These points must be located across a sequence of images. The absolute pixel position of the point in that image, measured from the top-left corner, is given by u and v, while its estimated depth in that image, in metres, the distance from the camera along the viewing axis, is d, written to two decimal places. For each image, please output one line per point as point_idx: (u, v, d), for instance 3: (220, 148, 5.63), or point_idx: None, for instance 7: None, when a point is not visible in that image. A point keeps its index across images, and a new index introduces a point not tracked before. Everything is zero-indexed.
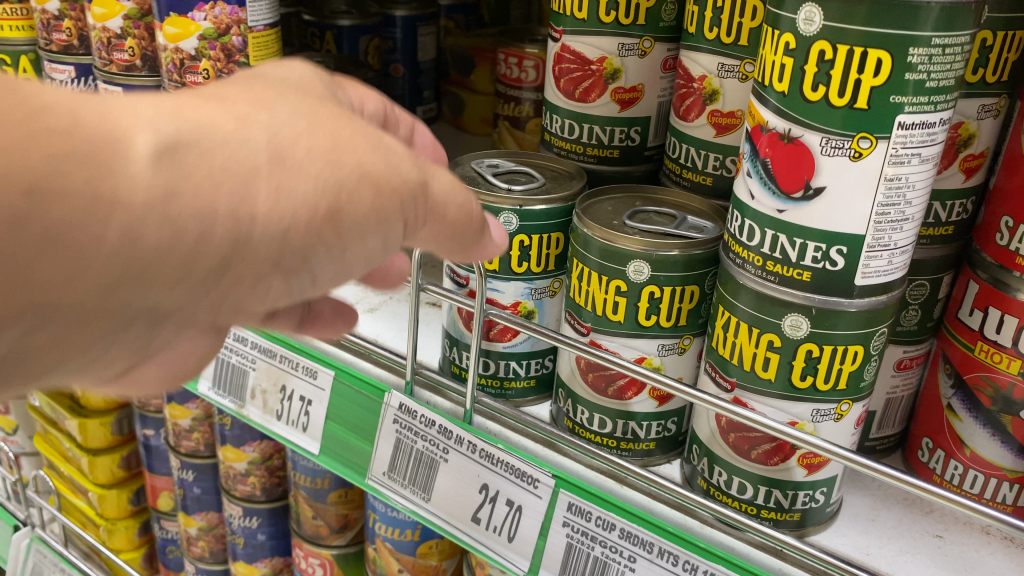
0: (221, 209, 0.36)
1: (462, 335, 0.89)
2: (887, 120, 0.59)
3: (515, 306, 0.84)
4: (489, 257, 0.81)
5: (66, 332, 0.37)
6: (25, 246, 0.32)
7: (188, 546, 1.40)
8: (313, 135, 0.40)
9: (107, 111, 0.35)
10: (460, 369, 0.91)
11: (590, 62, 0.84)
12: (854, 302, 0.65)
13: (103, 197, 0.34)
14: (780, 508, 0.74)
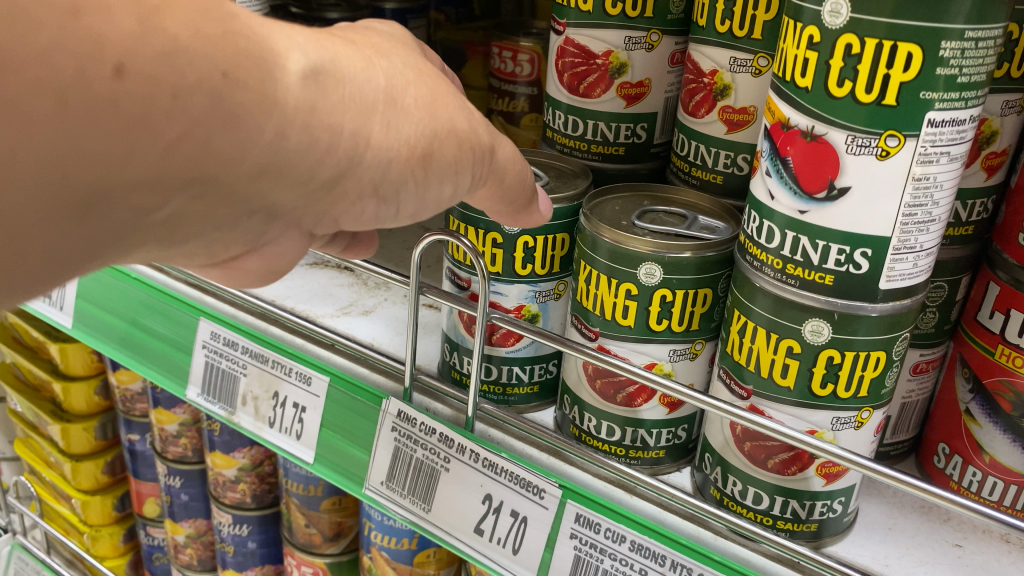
0: (346, 131, 0.46)
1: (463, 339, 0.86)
2: (917, 117, 0.56)
3: (519, 309, 0.80)
4: (492, 259, 0.78)
5: (212, 212, 0.45)
6: (210, 125, 0.40)
7: (175, 554, 1.36)
8: (422, 87, 0.50)
9: (265, 29, 0.43)
10: (461, 374, 0.88)
11: (595, 56, 0.81)
12: (876, 306, 0.62)
13: (267, 96, 0.42)
14: (797, 519, 0.71)
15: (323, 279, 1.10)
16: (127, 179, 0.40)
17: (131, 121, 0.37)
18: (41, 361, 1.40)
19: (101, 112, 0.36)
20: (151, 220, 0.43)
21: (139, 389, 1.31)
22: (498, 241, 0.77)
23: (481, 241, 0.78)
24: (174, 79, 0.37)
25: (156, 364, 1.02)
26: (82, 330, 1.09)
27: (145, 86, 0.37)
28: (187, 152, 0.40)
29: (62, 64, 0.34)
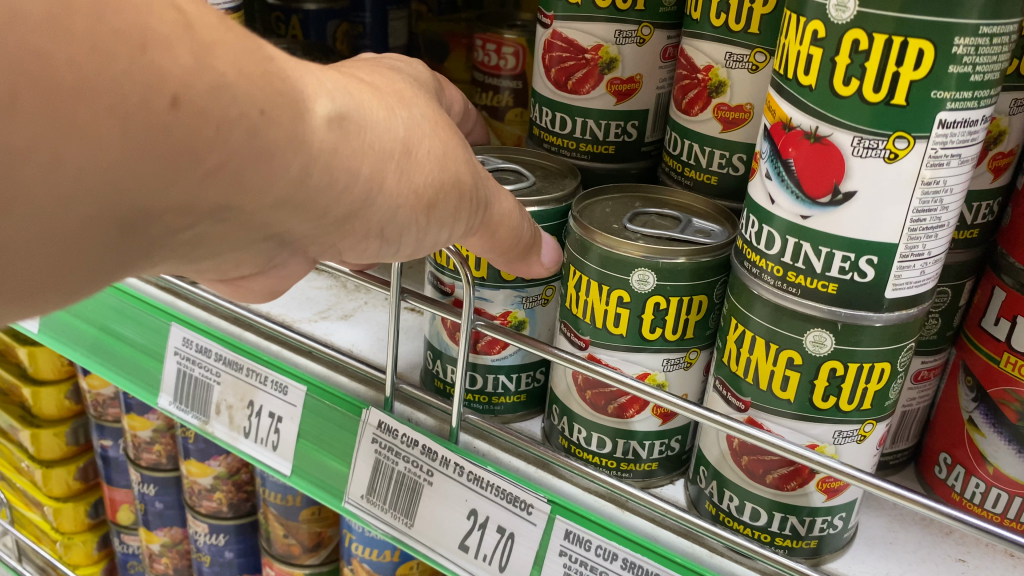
0: (362, 176, 0.47)
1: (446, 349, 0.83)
2: (927, 117, 0.53)
3: (506, 316, 0.77)
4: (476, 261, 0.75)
5: (229, 235, 0.46)
6: (242, 156, 0.41)
7: (150, 563, 1.32)
8: (438, 140, 0.51)
9: (296, 70, 0.44)
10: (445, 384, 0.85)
11: (584, 50, 0.77)
12: (882, 316, 0.59)
13: (296, 134, 0.43)
14: (796, 535, 0.68)
15: (301, 281, 1.06)
16: (178, 198, 0.41)
17: (177, 149, 0.38)
18: (10, 364, 1.35)
19: (152, 137, 0.37)
20: (177, 239, 0.44)
21: (111, 393, 1.27)
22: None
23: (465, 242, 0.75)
24: (218, 112, 0.39)
25: (126, 371, 0.98)
26: (50, 335, 1.04)
27: (195, 120, 0.38)
28: (222, 181, 0.41)
29: (129, 91, 0.35)
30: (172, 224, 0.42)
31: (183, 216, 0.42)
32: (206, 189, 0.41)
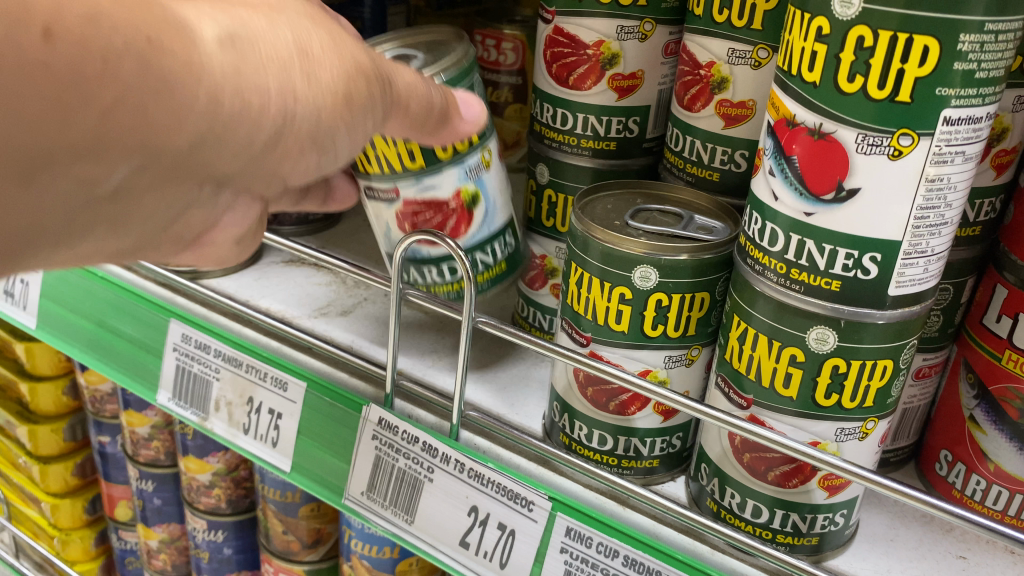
0: (272, 90, 0.47)
1: (411, 250, 0.77)
2: (932, 114, 0.52)
3: (458, 195, 0.74)
4: (411, 152, 0.71)
5: (159, 180, 0.47)
6: (141, 91, 0.41)
7: (149, 559, 1.32)
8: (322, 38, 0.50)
9: (175, 6, 0.45)
10: (426, 289, 0.78)
11: (585, 46, 0.77)
12: (884, 313, 0.59)
13: (191, 63, 0.43)
14: (798, 532, 0.68)
15: (300, 277, 1.05)
16: (107, 138, 0.41)
17: (63, 82, 0.37)
18: (7, 360, 1.34)
19: (33, 72, 0.36)
20: (100, 194, 0.45)
21: (108, 389, 1.26)
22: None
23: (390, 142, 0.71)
24: (100, 42, 0.38)
25: (125, 368, 0.98)
26: (48, 331, 1.04)
27: (75, 49, 0.37)
28: (125, 118, 0.41)
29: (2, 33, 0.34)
30: (103, 175, 0.43)
31: (105, 163, 0.43)
32: (119, 135, 0.41)
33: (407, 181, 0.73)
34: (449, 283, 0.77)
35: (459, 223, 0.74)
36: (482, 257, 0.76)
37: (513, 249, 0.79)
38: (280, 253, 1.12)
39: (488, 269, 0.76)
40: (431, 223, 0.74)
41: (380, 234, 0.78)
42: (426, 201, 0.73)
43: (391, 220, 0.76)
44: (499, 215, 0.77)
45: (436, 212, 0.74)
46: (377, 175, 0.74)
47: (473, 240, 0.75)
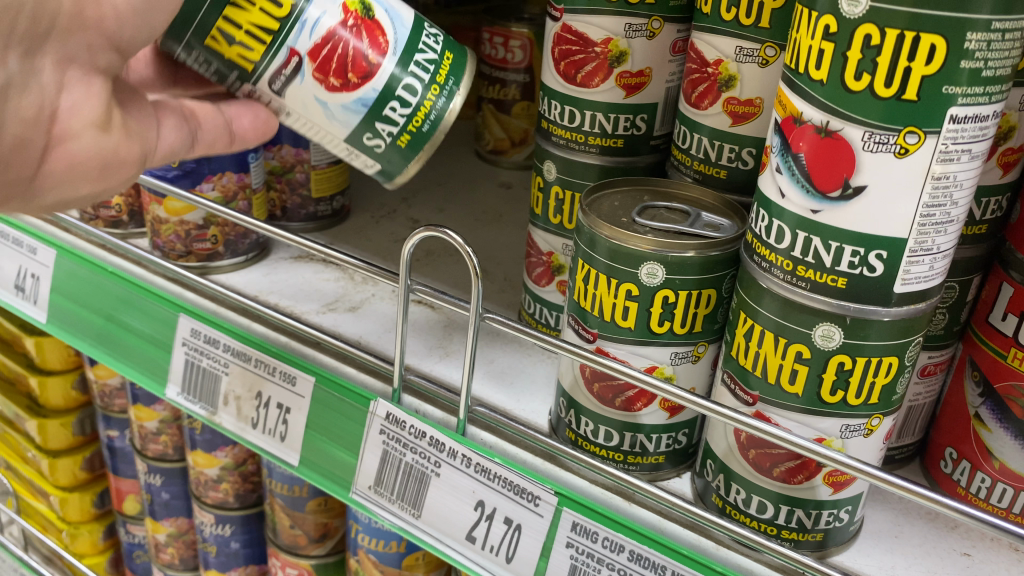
0: None
1: (354, 103, 0.70)
2: (939, 112, 0.53)
3: (347, 9, 0.68)
4: (272, 2, 0.66)
5: None
6: None
7: (156, 553, 1.33)
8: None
9: None
10: (395, 135, 0.72)
11: (593, 44, 0.77)
12: (890, 310, 0.59)
13: None
14: (802, 528, 0.69)
15: (308, 273, 1.06)
16: None
17: None
18: (17, 354, 1.35)
19: None
20: None
21: (117, 384, 1.27)
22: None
23: (241, 8, 0.67)
24: None
25: (134, 362, 0.99)
26: (58, 325, 1.04)
27: None
28: None
29: None
30: (82, 120, 0.63)
31: (91, 113, 0.64)
32: (86, 76, 0.62)
33: (296, 34, 0.68)
34: (411, 118, 0.72)
35: (371, 33, 0.69)
36: (416, 59, 0.71)
37: (445, 38, 0.74)
38: (289, 249, 1.12)
39: (433, 75, 0.72)
40: (347, 57, 0.69)
41: (321, 118, 0.72)
42: (324, 36, 0.68)
43: (315, 90, 0.70)
44: (403, 9, 0.71)
45: (339, 41, 0.68)
46: (265, 55, 0.69)
47: (396, 43, 0.70)
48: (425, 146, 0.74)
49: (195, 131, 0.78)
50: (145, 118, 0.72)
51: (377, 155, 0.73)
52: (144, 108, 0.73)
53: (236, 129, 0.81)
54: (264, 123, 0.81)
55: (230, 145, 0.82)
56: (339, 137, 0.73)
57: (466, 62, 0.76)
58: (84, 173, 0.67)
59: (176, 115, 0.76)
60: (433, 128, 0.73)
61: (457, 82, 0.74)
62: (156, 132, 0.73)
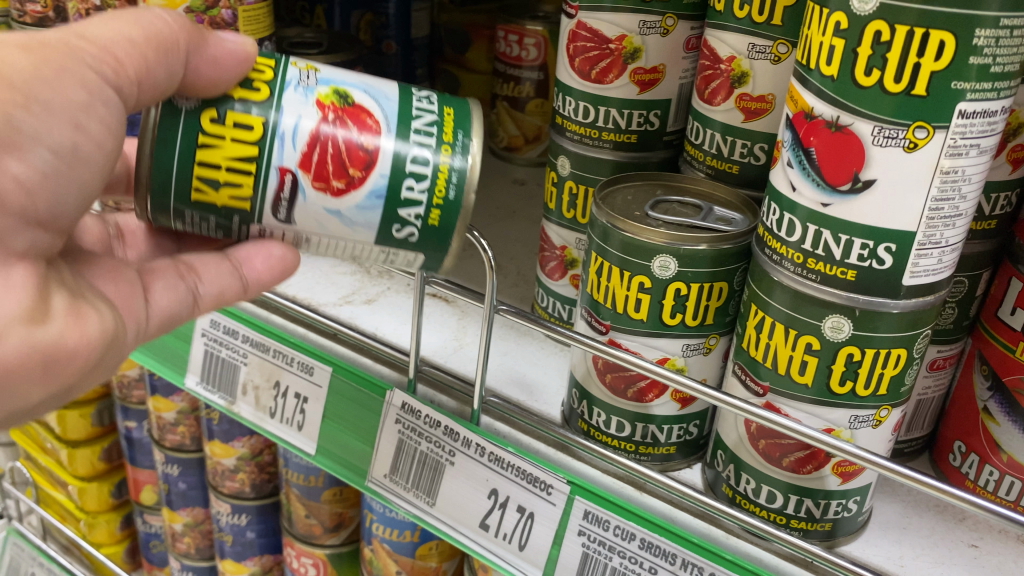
0: None
1: (367, 200, 0.62)
2: (947, 107, 0.54)
3: (323, 106, 0.61)
4: (241, 127, 0.60)
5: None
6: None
7: (173, 542, 1.35)
8: (99, 19, 0.57)
9: None
10: (426, 216, 0.63)
11: (608, 40, 0.79)
12: (899, 303, 0.60)
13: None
14: (811, 518, 0.70)
15: (325, 266, 1.07)
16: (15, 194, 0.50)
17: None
18: None
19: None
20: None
21: (136, 375, 1.29)
22: (214, 119, 0.60)
23: (212, 144, 0.60)
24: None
25: (155, 353, 1.02)
26: None
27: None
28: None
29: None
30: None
31: (10, 309, 0.49)
32: (0, 266, 0.49)
33: (278, 150, 0.60)
34: (433, 188, 0.62)
35: (356, 118, 0.61)
36: (415, 125, 0.62)
37: (439, 96, 0.65)
38: None
39: (440, 134, 0.62)
40: (340, 151, 0.61)
41: (343, 231, 0.63)
42: (310, 139, 0.61)
43: (322, 202, 0.62)
44: (385, 88, 0.64)
45: (327, 140, 0.61)
46: (258, 188, 0.61)
47: (388, 120, 0.62)
48: (462, 215, 0.63)
49: (197, 288, 0.65)
50: (132, 287, 0.61)
51: (417, 244, 0.64)
52: (127, 274, 0.62)
53: (251, 279, 0.66)
54: (281, 262, 0.65)
55: (244, 296, 0.68)
56: (369, 242, 0.64)
57: (472, 107, 0.66)
58: (24, 380, 0.51)
59: (168, 278, 0.64)
60: (461, 190, 0.62)
61: (468, 132, 0.63)
62: (143, 301, 0.62)
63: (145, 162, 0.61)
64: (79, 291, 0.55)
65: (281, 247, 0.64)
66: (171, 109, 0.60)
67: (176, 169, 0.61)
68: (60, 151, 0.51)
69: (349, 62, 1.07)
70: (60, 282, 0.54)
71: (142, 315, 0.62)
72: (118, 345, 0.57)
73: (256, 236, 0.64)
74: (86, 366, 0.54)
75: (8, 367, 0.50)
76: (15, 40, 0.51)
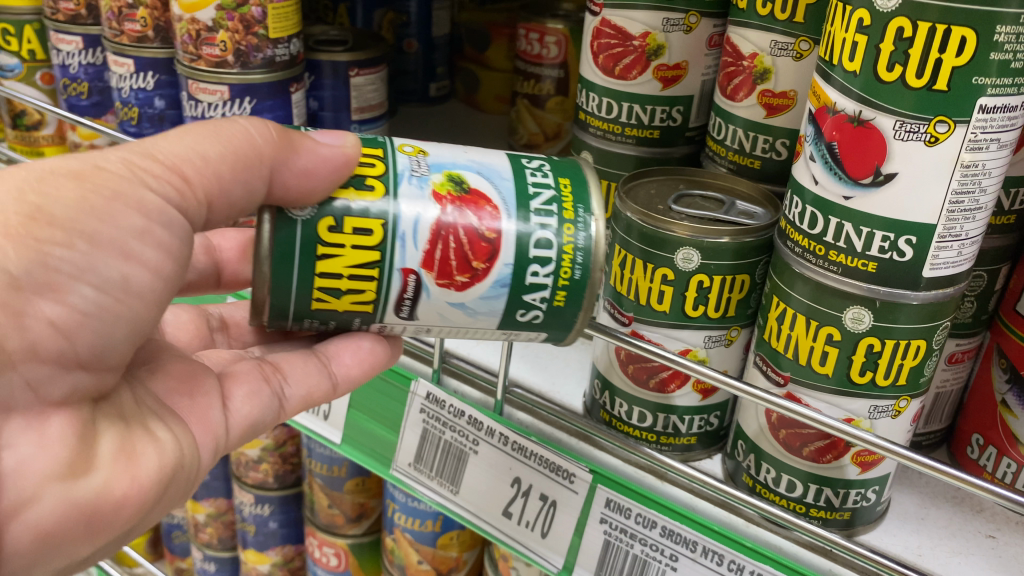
0: None
1: (492, 289, 0.61)
2: (967, 102, 0.55)
3: (439, 198, 0.60)
4: (360, 232, 0.59)
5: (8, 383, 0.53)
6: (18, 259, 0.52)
7: (196, 533, 1.36)
8: (174, 134, 0.60)
9: None
10: (551, 298, 0.62)
11: (632, 38, 0.80)
12: (919, 294, 0.61)
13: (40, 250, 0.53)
14: (830, 507, 0.71)
15: None
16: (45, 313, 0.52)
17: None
18: None
19: None
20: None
21: None
22: (332, 227, 0.59)
23: (332, 254, 0.59)
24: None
25: None
26: None
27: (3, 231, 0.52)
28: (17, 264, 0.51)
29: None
30: (34, 478, 0.52)
31: (45, 468, 0.52)
32: (38, 420, 0.54)
33: (400, 252, 0.59)
34: (558, 271, 0.61)
35: (475, 205, 0.60)
36: (535, 205, 0.61)
37: (552, 165, 0.64)
38: None
39: (560, 212, 0.61)
40: (464, 243, 0.60)
41: (465, 320, 0.63)
42: (431, 235, 0.59)
43: (445, 296, 0.61)
44: (497, 167, 0.63)
45: (448, 234, 0.60)
46: (381, 293, 0.60)
47: (506, 202, 0.61)
48: (589, 294, 0.62)
49: (281, 389, 0.70)
50: (209, 398, 0.66)
51: (542, 325, 0.64)
52: (209, 387, 0.67)
53: (339, 376, 0.70)
54: (369, 354, 0.68)
55: (332, 396, 0.72)
56: (492, 327, 0.64)
57: (585, 171, 0.65)
58: (68, 536, 0.54)
59: (251, 381, 0.69)
60: (587, 269, 0.61)
61: (588, 207, 0.62)
62: (222, 410, 0.67)
63: (264, 286, 0.59)
64: (132, 424, 0.58)
65: (368, 341, 0.67)
66: (283, 223, 0.58)
67: (296, 286, 0.59)
68: (106, 285, 0.55)
69: (373, 60, 1.08)
70: (110, 418, 0.58)
71: (220, 427, 0.66)
72: (182, 475, 0.61)
73: (344, 335, 0.67)
74: (137, 508, 0.57)
75: (51, 525, 0.53)
76: (67, 171, 0.55)
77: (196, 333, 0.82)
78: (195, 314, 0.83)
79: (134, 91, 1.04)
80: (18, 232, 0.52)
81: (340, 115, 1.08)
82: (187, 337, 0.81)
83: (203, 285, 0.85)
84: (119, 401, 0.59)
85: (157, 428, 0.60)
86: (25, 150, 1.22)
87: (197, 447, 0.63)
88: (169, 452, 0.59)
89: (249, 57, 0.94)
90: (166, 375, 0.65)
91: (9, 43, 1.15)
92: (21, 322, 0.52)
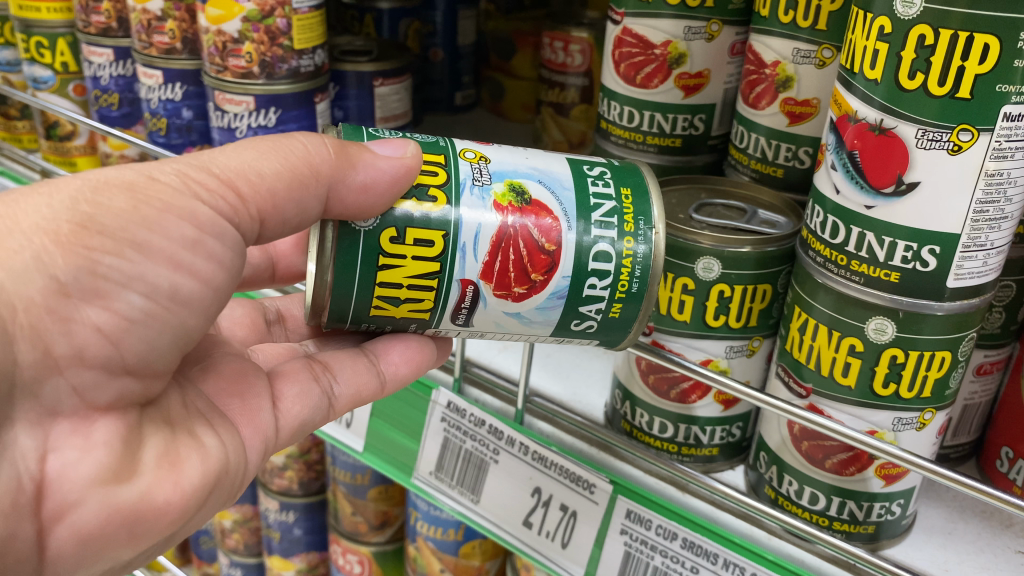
0: None
1: (547, 299, 0.61)
2: (992, 110, 0.54)
3: (500, 207, 0.59)
4: (422, 243, 0.58)
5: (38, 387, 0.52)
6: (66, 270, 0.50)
7: (222, 539, 1.36)
8: (234, 147, 0.58)
9: None
10: (607, 309, 0.62)
11: (653, 46, 0.80)
12: (943, 305, 0.60)
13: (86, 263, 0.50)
14: (854, 520, 0.70)
15: None
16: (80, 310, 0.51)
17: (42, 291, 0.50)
18: None
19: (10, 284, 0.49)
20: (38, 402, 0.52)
21: None
22: (394, 237, 0.58)
23: (394, 264, 0.58)
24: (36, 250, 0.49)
25: None
26: None
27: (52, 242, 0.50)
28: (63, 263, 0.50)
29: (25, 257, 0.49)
30: (77, 483, 0.52)
31: (89, 473, 0.52)
32: (83, 424, 0.53)
33: (460, 263, 0.59)
34: (616, 282, 0.61)
35: (536, 216, 0.59)
36: (595, 216, 0.60)
37: (613, 172, 0.63)
38: None
39: (621, 224, 0.60)
40: (523, 255, 0.59)
41: (518, 327, 0.63)
42: (491, 246, 0.59)
43: (503, 306, 0.61)
44: (563, 179, 0.61)
45: (509, 244, 0.59)
46: (439, 301, 0.60)
47: (566, 212, 0.60)
48: (644, 306, 0.62)
49: (329, 387, 0.69)
50: (260, 399, 0.65)
51: (596, 332, 0.64)
52: (258, 388, 0.66)
53: (388, 374, 0.69)
54: (418, 353, 0.67)
55: (381, 393, 0.70)
56: (545, 333, 0.64)
57: (645, 177, 0.63)
58: (111, 542, 0.54)
59: (300, 380, 0.68)
60: (644, 281, 0.61)
61: (649, 219, 0.61)
62: (273, 411, 0.66)
63: (326, 292, 0.58)
64: (179, 430, 0.57)
65: (415, 339, 0.66)
66: (346, 234, 0.57)
67: (356, 293, 0.59)
68: (155, 292, 0.52)
69: (398, 69, 1.09)
70: (157, 423, 0.57)
71: (269, 427, 0.65)
72: (228, 480, 0.60)
73: (391, 333, 0.66)
74: (178, 516, 0.56)
75: (92, 528, 0.53)
76: (121, 180, 0.53)
77: (251, 327, 0.81)
78: (250, 309, 0.82)
79: (163, 102, 1.06)
80: (66, 239, 0.50)
81: (366, 124, 1.09)
82: (243, 331, 0.80)
83: (257, 279, 0.85)
84: (167, 407, 0.58)
85: (203, 434, 0.59)
86: (58, 161, 1.23)
87: (244, 450, 0.62)
88: (214, 458, 0.58)
89: (274, 67, 0.94)
90: (218, 376, 0.65)
91: (43, 56, 1.17)
92: (67, 328, 0.51)
